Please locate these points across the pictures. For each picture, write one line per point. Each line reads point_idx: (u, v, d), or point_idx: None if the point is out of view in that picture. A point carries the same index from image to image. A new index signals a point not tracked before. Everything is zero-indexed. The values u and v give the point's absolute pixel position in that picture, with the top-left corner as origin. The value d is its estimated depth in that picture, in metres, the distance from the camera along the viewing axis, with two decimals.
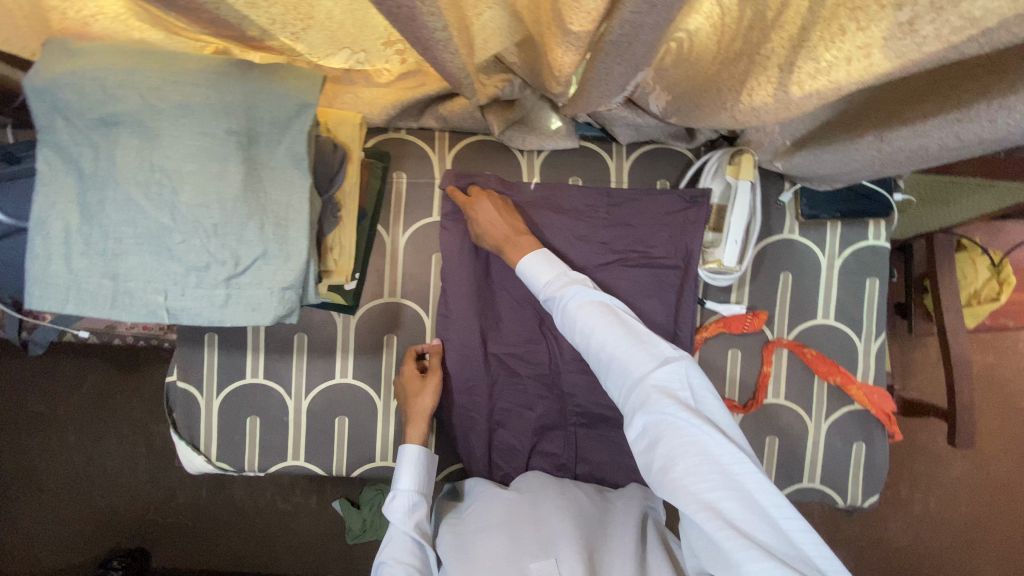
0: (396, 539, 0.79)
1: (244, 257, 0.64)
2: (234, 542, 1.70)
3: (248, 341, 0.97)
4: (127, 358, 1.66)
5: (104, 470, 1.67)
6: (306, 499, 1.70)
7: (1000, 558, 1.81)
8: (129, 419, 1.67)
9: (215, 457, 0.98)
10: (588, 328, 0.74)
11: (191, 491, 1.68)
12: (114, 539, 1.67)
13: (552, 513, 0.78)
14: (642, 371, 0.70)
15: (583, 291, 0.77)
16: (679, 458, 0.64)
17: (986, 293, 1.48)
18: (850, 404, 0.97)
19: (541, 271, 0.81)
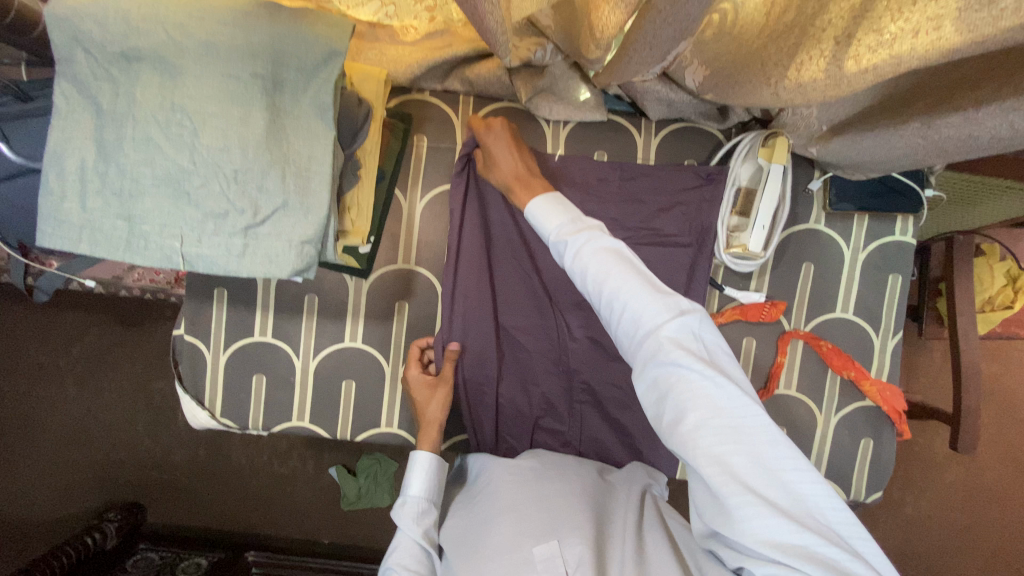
0: (404, 545, 0.78)
1: (264, 207, 0.62)
2: (230, 501, 1.71)
3: (257, 299, 0.96)
4: (130, 313, 1.65)
5: (104, 423, 1.67)
6: (303, 462, 1.71)
7: (986, 564, 1.83)
8: (130, 374, 1.67)
9: (220, 413, 0.98)
10: (599, 275, 0.69)
11: (189, 449, 1.69)
12: (111, 492, 1.68)
13: (556, 495, 0.76)
14: (654, 320, 0.65)
15: (594, 236, 0.72)
16: (691, 412, 0.60)
17: (999, 301, 1.47)
18: (862, 399, 0.97)
19: (550, 218, 0.76)
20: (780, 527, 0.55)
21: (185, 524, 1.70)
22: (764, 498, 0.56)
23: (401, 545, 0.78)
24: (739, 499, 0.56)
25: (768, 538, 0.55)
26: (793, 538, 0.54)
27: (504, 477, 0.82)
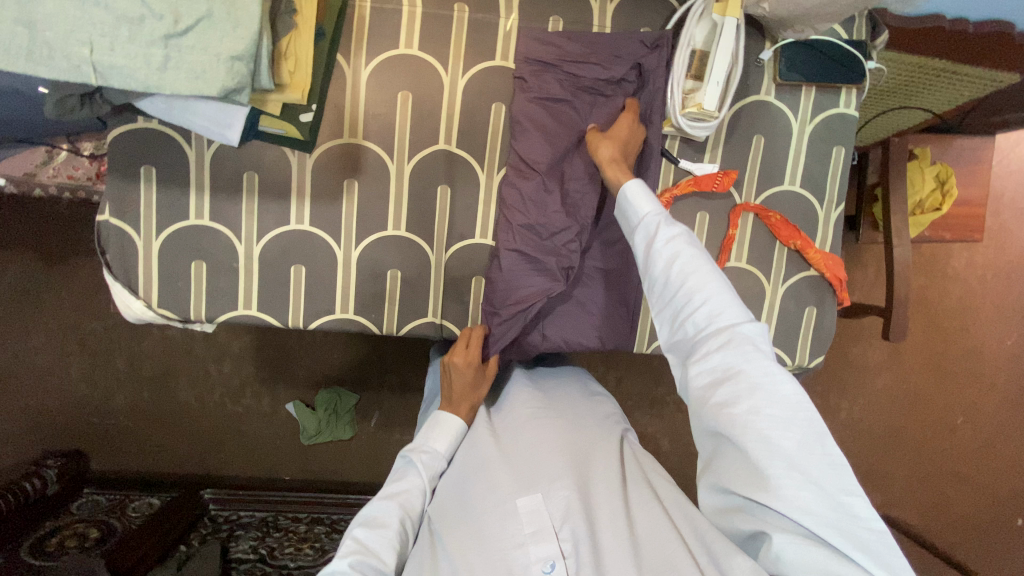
0: (411, 497, 0.81)
1: (185, 15, 0.56)
2: (180, 441, 1.62)
3: (191, 178, 0.88)
4: (53, 245, 1.51)
5: (33, 366, 1.54)
6: (258, 400, 1.62)
7: (911, 459, 2.00)
8: (58, 311, 1.53)
9: (156, 304, 0.91)
10: (687, 265, 0.69)
11: (132, 390, 1.58)
12: (46, 438, 1.56)
13: (542, 443, 0.82)
14: (733, 314, 0.66)
15: (683, 233, 0.71)
16: (755, 398, 0.60)
17: (929, 205, 1.59)
18: (807, 270, 1.01)
19: (645, 206, 0.75)
20: (818, 505, 0.57)
21: (131, 468, 1.61)
22: (814, 484, 0.58)
23: (410, 495, 0.81)
24: (790, 481, 0.58)
25: (809, 517, 0.57)
26: (826, 520, 0.57)
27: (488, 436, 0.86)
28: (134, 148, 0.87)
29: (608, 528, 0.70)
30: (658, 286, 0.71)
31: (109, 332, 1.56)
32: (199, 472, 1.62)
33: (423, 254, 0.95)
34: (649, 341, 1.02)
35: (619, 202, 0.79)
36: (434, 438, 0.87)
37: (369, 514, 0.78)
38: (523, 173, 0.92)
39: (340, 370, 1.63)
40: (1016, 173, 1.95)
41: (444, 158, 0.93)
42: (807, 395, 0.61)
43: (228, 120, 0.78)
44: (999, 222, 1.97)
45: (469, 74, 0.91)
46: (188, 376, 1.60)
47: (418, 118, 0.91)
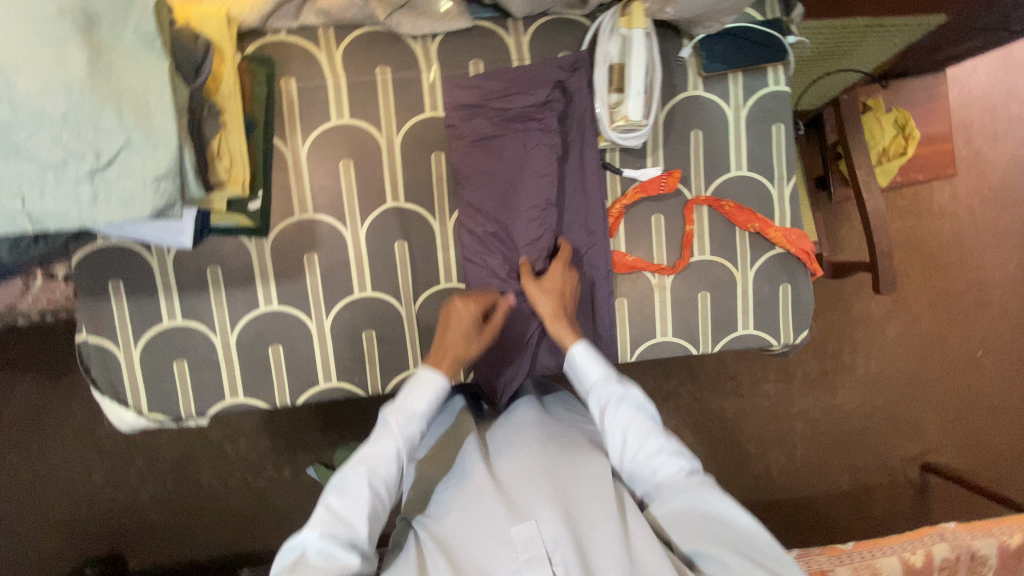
0: (384, 462, 0.76)
1: (105, 149, 0.58)
2: (209, 527, 1.63)
3: (157, 283, 0.91)
4: (55, 361, 1.55)
5: (57, 481, 1.57)
6: (278, 471, 1.63)
7: (939, 403, 1.96)
8: (71, 423, 1.57)
9: (147, 410, 0.93)
10: (633, 412, 0.79)
11: (156, 484, 1.60)
12: (81, 550, 1.58)
13: (532, 466, 0.79)
14: (674, 457, 0.75)
15: (628, 408, 0.80)
16: (702, 513, 0.70)
17: (893, 151, 1.57)
18: (773, 249, 1.01)
19: (591, 370, 0.84)
20: None
21: (167, 563, 1.62)
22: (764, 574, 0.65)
23: (381, 459, 0.76)
24: None
25: None
26: None
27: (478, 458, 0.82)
28: (99, 266, 0.90)
29: (601, 551, 0.69)
30: (612, 443, 0.80)
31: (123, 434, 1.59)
32: (232, 555, 1.63)
33: (394, 310, 0.96)
34: (632, 348, 1.01)
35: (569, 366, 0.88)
36: (405, 402, 0.81)
37: (342, 488, 0.74)
38: (473, 215, 0.94)
39: (349, 427, 1.64)
40: (978, 100, 1.95)
41: (396, 214, 0.95)
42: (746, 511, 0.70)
43: (179, 225, 0.80)
44: (973, 150, 1.95)
45: (403, 130, 0.93)
46: (207, 461, 1.62)
47: (363, 181, 0.93)
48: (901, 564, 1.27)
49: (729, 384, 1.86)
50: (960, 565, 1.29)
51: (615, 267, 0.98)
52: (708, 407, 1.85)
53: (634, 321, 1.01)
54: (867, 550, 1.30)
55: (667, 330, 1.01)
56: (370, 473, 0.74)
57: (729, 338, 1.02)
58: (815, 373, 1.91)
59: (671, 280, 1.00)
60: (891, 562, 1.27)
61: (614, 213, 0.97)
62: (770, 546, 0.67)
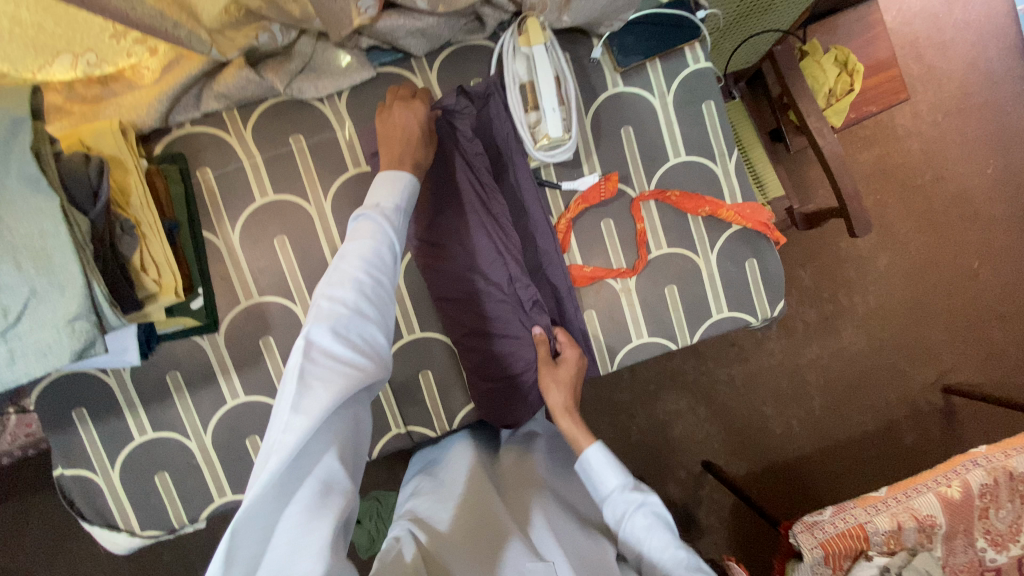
0: (361, 329, 0.59)
1: (11, 305, 0.57)
2: None
3: (120, 401, 0.89)
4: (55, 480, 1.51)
5: None
6: None
7: (949, 324, 1.91)
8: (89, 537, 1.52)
9: (140, 528, 0.92)
10: (648, 523, 0.72)
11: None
12: None
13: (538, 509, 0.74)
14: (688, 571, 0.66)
15: (640, 512, 0.73)
16: None
17: (841, 90, 1.53)
18: (731, 227, 0.99)
19: (607, 480, 0.78)
20: None
21: None
22: None
23: (358, 327, 0.59)
24: None
25: None
26: None
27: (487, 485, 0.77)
28: (58, 398, 0.89)
29: None
30: (634, 553, 0.73)
31: None
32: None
33: None
34: (611, 357, 0.99)
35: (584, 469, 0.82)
36: (369, 244, 0.63)
37: (315, 350, 0.55)
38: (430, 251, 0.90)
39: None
40: (919, 14, 1.91)
41: None
42: None
43: (121, 345, 0.79)
44: (926, 65, 1.91)
45: (331, 193, 0.91)
46: None
47: (302, 254, 0.91)
48: (939, 501, 1.25)
49: (731, 352, 1.83)
50: (1001, 488, 1.26)
51: (575, 281, 0.95)
52: (716, 381, 1.82)
53: (606, 330, 0.98)
54: (901, 493, 1.27)
55: (641, 331, 0.99)
56: (350, 346, 0.57)
57: (706, 326, 1.00)
58: (816, 321, 1.88)
59: (635, 282, 0.98)
60: (928, 501, 1.24)
61: (561, 227, 0.94)
62: None
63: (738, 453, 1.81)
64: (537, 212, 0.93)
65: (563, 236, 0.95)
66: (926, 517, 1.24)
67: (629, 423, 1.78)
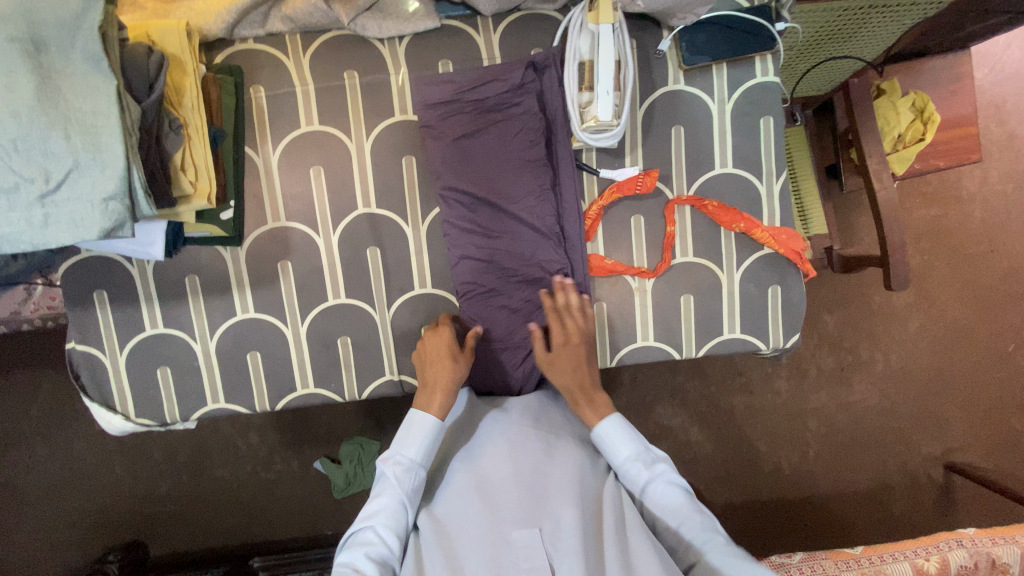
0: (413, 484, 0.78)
1: (55, 172, 0.60)
2: (223, 518, 1.65)
3: (139, 292, 0.93)
4: None
5: (81, 473, 1.63)
6: (287, 464, 1.65)
7: (966, 403, 1.84)
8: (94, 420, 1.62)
9: (134, 414, 0.96)
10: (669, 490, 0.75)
11: (173, 474, 1.64)
12: (108, 538, 1.63)
13: (529, 461, 0.78)
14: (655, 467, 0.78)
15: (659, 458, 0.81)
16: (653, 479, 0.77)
17: (910, 137, 1.47)
18: (762, 249, 0.97)
19: (621, 446, 0.78)
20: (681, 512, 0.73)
21: (184, 548, 1.65)
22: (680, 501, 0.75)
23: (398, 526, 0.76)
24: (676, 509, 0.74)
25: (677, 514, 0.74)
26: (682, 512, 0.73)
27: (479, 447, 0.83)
28: (83, 276, 0.92)
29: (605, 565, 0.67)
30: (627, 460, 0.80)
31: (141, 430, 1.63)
32: (244, 545, 1.65)
33: (368, 316, 0.95)
34: (611, 354, 0.99)
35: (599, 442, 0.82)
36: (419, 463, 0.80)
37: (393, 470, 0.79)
38: (458, 203, 0.90)
39: (354, 422, 1.65)
40: (1012, 77, 1.81)
41: (368, 221, 0.93)
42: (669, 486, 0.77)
43: (148, 237, 0.82)
44: (1007, 132, 1.81)
45: (373, 134, 0.92)
46: (219, 454, 1.65)
47: (334, 188, 0.92)
48: (913, 571, 1.22)
49: (736, 381, 1.81)
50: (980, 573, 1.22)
51: (592, 271, 0.95)
52: (715, 405, 1.80)
53: (614, 325, 0.98)
54: (876, 556, 1.25)
55: (647, 334, 0.98)
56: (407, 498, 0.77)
57: (714, 343, 0.98)
58: (830, 369, 1.83)
59: (653, 284, 0.97)
60: (901, 568, 1.22)
61: (591, 215, 0.94)
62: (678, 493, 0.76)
63: (721, 481, 1.80)
64: (569, 185, 0.92)
65: (591, 224, 0.94)
66: None
67: None
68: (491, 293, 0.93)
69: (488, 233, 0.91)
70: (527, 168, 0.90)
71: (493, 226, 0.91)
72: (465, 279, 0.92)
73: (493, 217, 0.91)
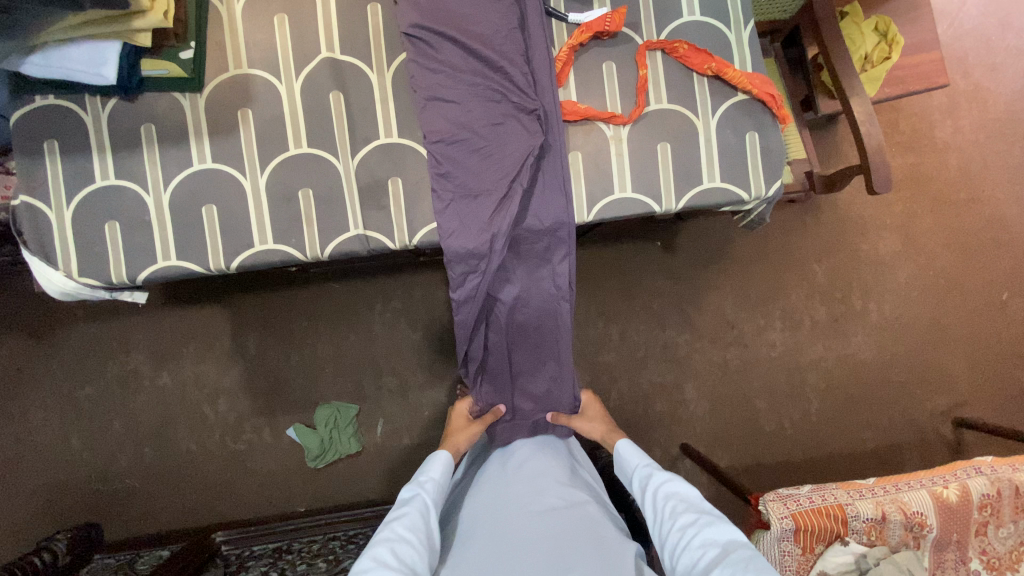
0: (413, 553, 0.77)
1: None
2: (188, 496, 1.48)
3: (92, 142, 0.89)
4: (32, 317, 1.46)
5: (27, 445, 1.46)
6: (259, 433, 1.49)
7: (965, 350, 1.78)
8: (49, 383, 1.47)
9: (77, 274, 0.89)
10: (675, 501, 0.84)
11: (134, 447, 1.47)
12: (58, 518, 1.45)
13: (552, 510, 0.86)
14: (661, 483, 0.89)
15: (669, 478, 0.89)
16: (659, 494, 0.87)
17: (877, 56, 1.52)
18: (736, 96, 0.95)
19: (634, 458, 0.97)
20: (684, 528, 0.80)
21: (144, 532, 1.46)
22: (685, 520, 0.81)
23: None
24: (676, 522, 0.81)
25: (680, 527, 0.80)
26: (679, 523, 0.81)
27: (504, 493, 0.91)
28: (36, 127, 0.88)
29: None
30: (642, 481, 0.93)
31: (103, 393, 1.48)
32: (209, 524, 1.47)
33: (331, 167, 0.91)
34: (588, 208, 0.94)
35: (618, 458, 1.01)
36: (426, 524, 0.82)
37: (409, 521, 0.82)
38: (426, 43, 0.89)
39: (333, 382, 1.51)
40: (971, 32, 1.84)
41: (331, 67, 0.91)
42: (670, 499, 0.85)
43: (101, 58, 0.81)
44: (972, 83, 1.83)
45: None
46: (185, 423, 1.49)
47: (298, 35, 0.91)
48: (932, 499, 1.22)
49: (730, 333, 1.72)
50: (1004, 502, 1.24)
51: (565, 115, 0.92)
52: (709, 359, 1.71)
53: (590, 176, 0.94)
54: (891, 485, 1.25)
55: (625, 185, 0.94)
56: (407, 558, 0.75)
57: (695, 193, 0.94)
58: (825, 322, 1.75)
59: (628, 132, 0.94)
60: (919, 496, 1.22)
61: (562, 57, 0.92)
62: (677, 506, 0.83)
63: (722, 441, 1.69)
64: (537, 25, 0.91)
65: (563, 67, 0.92)
66: (914, 513, 1.21)
67: (608, 387, 1.66)
68: (462, 135, 0.90)
69: (455, 72, 0.89)
70: (496, 6, 0.90)
71: (460, 65, 0.89)
72: (433, 122, 0.90)
73: (460, 56, 0.89)
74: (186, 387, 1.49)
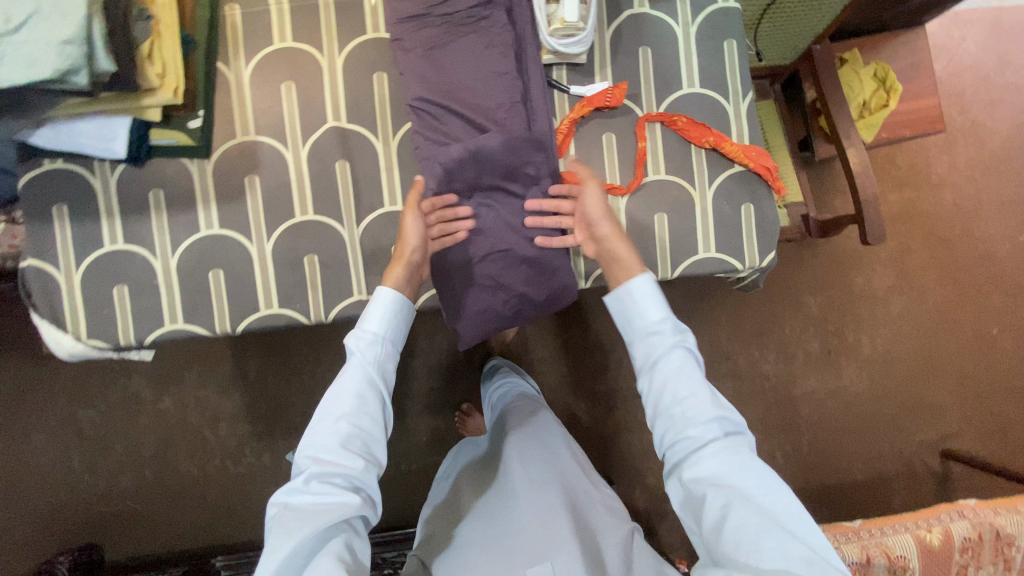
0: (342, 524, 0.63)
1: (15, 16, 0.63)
2: (189, 516, 1.49)
3: (101, 207, 0.91)
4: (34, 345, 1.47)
5: (28, 468, 1.47)
6: (258, 457, 1.51)
7: (954, 385, 1.81)
8: (51, 408, 1.48)
9: (86, 336, 0.91)
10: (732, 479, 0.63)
11: (135, 470, 1.49)
12: (59, 539, 1.46)
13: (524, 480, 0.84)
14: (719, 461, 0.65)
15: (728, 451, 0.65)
16: (718, 474, 0.64)
17: (875, 104, 1.53)
18: (733, 168, 0.97)
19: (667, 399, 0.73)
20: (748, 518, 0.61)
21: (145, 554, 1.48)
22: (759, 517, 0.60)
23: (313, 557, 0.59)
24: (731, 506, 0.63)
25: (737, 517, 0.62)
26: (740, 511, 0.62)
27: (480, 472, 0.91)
28: (46, 189, 0.90)
29: None
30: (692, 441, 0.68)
31: (105, 419, 1.49)
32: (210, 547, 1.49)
33: (336, 233, 0.93)
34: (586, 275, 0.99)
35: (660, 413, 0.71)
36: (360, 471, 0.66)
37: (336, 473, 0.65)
38: (430, 114, 0.91)
39: None
40: (968, 70, 1.85)
41: (338, 135, 0.93)
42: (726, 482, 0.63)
43: (112, 133, 0.83)
44: (969, 119, 1.85)
45: (345, 51, 0.93)
46: (185, 445, 1.51)
47: (305, 101, 0.93)
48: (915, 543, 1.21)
49: (723, 365, 1.75)
50: (984, 546, 1.22)
51: (565, 186, 0.94)
52: None
53: None
54: (874, 530, 1.24)
55: None
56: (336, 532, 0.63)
57: (690, 262, 0.97)
58: (818, 353, 1.78)
59: (626, 202, 0.96)
60: (902, 541, 1.20)
61: (563, 129, 0.94)
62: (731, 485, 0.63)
63: None
64: (540, 95, 0.93)
65: (563, 140, 0.95)
66: (898, 557, 1.19)
67: None
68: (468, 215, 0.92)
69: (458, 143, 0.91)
70: (501, 75, 0.91)
71: (461, 136, 0.91)
72: (436, 195, 0.92)
73: (463, 128, 0.91)
74: (187, 415, 1.51)
